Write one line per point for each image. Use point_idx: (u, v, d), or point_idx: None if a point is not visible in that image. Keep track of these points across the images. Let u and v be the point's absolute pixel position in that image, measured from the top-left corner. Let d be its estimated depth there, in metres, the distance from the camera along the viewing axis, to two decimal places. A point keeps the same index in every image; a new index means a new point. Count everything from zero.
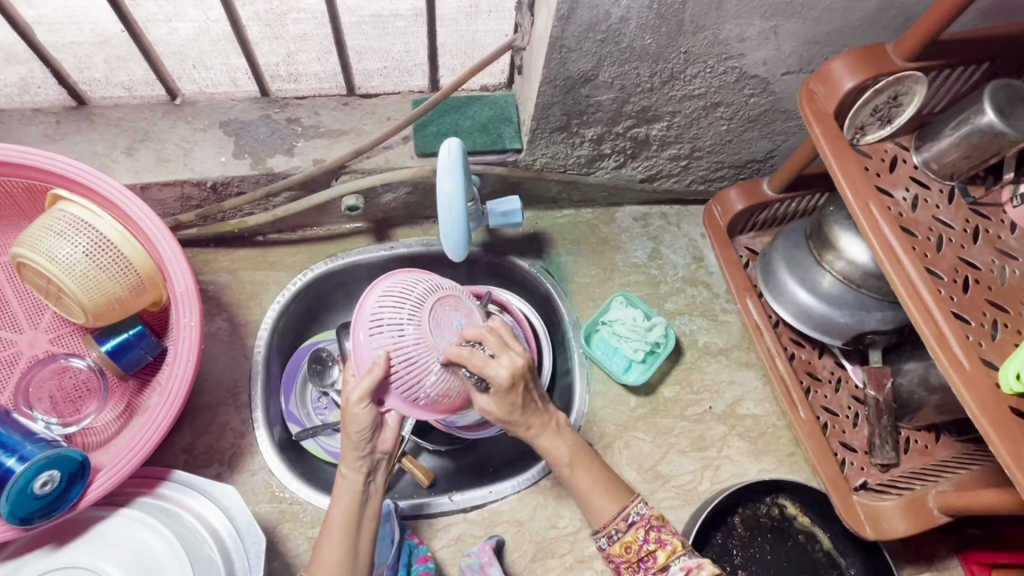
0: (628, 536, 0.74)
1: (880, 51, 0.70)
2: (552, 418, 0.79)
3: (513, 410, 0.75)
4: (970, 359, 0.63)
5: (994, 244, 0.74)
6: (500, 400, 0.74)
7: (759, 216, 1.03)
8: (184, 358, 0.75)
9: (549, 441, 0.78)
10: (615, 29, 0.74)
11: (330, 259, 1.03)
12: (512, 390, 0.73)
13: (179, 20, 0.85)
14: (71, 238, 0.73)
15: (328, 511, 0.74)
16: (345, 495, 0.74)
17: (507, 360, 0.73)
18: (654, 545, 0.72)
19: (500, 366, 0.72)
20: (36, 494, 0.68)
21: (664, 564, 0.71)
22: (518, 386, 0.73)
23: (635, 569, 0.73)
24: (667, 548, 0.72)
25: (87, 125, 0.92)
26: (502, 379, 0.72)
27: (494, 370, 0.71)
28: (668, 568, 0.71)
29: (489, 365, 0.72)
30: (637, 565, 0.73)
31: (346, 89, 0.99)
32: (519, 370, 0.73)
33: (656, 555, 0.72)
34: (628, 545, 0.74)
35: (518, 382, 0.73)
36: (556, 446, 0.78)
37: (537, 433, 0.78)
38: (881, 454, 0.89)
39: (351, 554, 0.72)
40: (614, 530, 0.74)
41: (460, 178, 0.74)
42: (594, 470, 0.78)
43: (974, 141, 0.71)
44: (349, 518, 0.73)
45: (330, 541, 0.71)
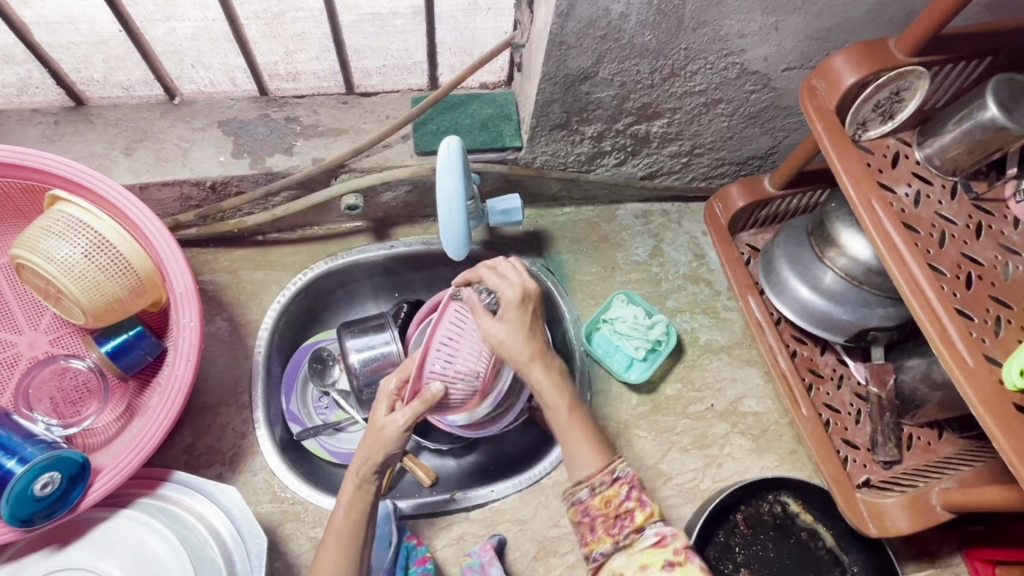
0: (610, 490, 0.67)
1: (881, 47, 0.70)
2: (556, 362, 0.75)
3: (521, 333, 0.73)
4: (973, 356, 0.63)
5: (998, 240, 0.73)
6: (509, 320, 0.74)
7: (762, 212, 1.03)
8: (185, 358, 0.75)
9: (544, 381, 0.73)
10: (615, 26, 0.73)
11: (329, 259, 1.02)
12: (520, 310, 0.74)
13: (178, 19, 0.84)
14: (70, 238, 0.73)
15: (333, 516, 0.73)
16: (352, 503, 0.73)
17: (518, 280, 0.76)
18: (635, 504, 0.66)
19: (511, 285, 0.76)
20: (35, 496, 0.68)
21: (640, 526, 0.65)
22: (527, 305, 0.75)
23: (609, 526, 0.66)
24: (645, 510, 0.66)
25: (85, 126, 0.92)
26: (509, 295, 0.75)
27: (508, 286, 0.76)
28: (642, 531, 0.65)
29: (504, 279, 0.77)
30: (612, 522, 0.66)
31: (344, 87, 0.99)
32: (529, 293, 0.76)
33: (633, 515, 0.66)
34: (607, 501, 0.67)
35: (529, 302, 0.75)
36: (551, 388, 0.73)
37: (538, 368, 0.73)
38: (884, 451, 0.89)
39: (353, 558, 0.71)
40: (598, 482, 0.68)
41: (460, 176, 0.74)
42: (588, 424, 0.72)
43: (977, 137, 0.70)
44: (345, 529, 0.72)
45: (332, 550, 0.71)
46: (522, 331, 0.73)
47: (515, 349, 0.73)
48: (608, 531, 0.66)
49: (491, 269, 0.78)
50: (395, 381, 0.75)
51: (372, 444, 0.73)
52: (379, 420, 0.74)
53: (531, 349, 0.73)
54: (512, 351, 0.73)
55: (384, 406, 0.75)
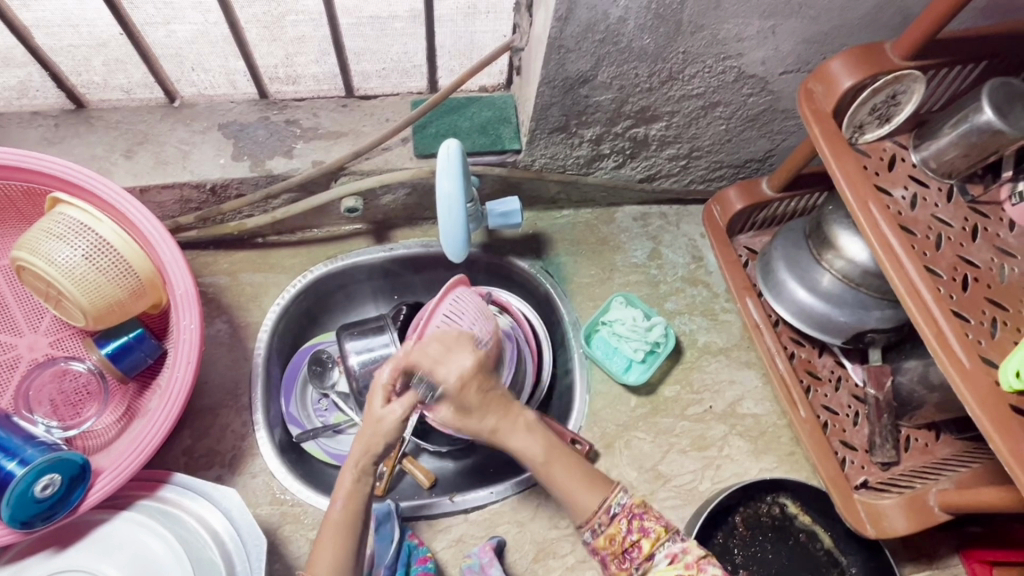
0: (611, 528, 0.70)
1: (878, 50, 0.70)
2: (523, 415, 0.79)
3: (470, 412, 0.77)
4: (969, 357, 0.63)
5: (994, 242, 0.74)
6: (455, 407, 0.76)
7: (759, 215, 1.03)
8: (185, 360, 0.75)
9: (520, 440, 0.77)
10: (614, 30, 0.74)
11: (329, 261, 1.03)
12: (463, 395, 0.76)
13: (178, 22, 0.85)
14: (70, 240, 0.73)
15: (328, 511, 0.71)
16: (347, 496, 0.71)
17: (455, 363, 0.76)
18: (638, 534, 0.69)
19: (449, 372, 0.75)
20: (36, 498, 0.68)
21: (649, 553, 0.68)
22: (468, 386, 0.76)
23: (619, 561, 0.70)
24: (650, 536, 0.68)
25: (85, 128, 0.92)
26: (449, 380, 0.75)
27: (444, 371, 0.76)
28: (653, 556, 0.68)
29: (441, 367, 0.76)
30: (621, 556, 0.70)
31: (344, 90, 1.00)
32: (472, 369, 0.77)
33: (640, 544, 0.68)
34: (611, 538, 0.70)
35: (470, 383, 0.76)
36: (529, 445, 0.77)
37: (507, 432, 0.77)
38: (881, 452, 0.89)
39: (350, 553, 0.70)
40: (597, 523, 0.71)
41: (460, 179, 0.74)
42: (574, 461, 0.76)
43: (972, 140, 0.71)
44: (344, 521, 0.70)
45: (327, 543, 0.69)
46: (469, 411, 0.77)
47: (477, 425, 0.77)
48: (620, 565, 0.69)
49: (421, 355, 0.76)
50: (389, 372, 0.74)
51: (370, 437, 0.72)
52: (376, 411, 0.73)
53: (487, 416, 0.77)
54: (475, 428, 0.78)
55: (379, 397, 0.74)
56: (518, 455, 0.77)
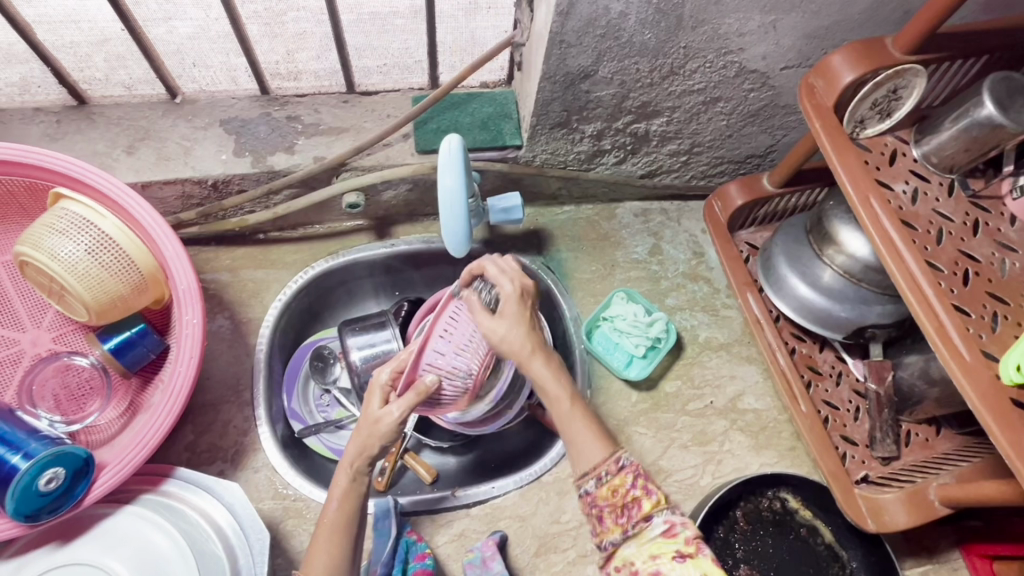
0: (616, 480, 0.68)
1: (879, 45, 0.70)
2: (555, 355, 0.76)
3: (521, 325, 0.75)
4: (970, 351, 0.63)
5: (994, 236, 0.74)
6: (510, 313, 0.75)
7: (760, 211, 1.04)
8: (187, 356, 0.76)
9: (547, 373, 0.74)
10: (615, 25, 0.74)
11: (330, 257, 1.03)
12: (518, 305, 0.75)
13: (179, 18, 0.85)
14: (73, 236, 0.73)
15: (324, 509, 0.72)
16: (343, 496, 0.72)
17: (515, 276, 0.77)
18: (641, 492, 0.67)
19: (508, 279, 0.77)
20: (40, 491, 0.68)
21: (648, 514, 0.66)
22: (525, 301, 0.76)
23: (617, 516, 0.67)
24: (652, 498, 0.67)
25: (87, 124, 0.92)
26: (509, 289, 0.76)
27: (507, 280, 0.77)
28: (651, 518, 0.66)
29: (503, 274, 0.77)
30: (620, 511, 0.67)
31: (345, 86, 1.00)
32: (527, 289, 0.77)
33: (640, 503, 0.67)
34: (615, 489, 0.67)
35: (525, 297, 0.77)
36: (555, 382, 0.74)
37: (540, 361, 0.74)
38: (882, 447, 0.89)
39: (345, 551, 0.70)
40: (604, 472, 0.68)
41: (461, 174, 0.74)
42: (590, 415, 0.74)
43: (973, 135, 0.71)
44: (339, 520, 0.71)
45: (322, 541, 0.70)
46: (522, 322, 0.75)
47: (515, 344, 0.74)
48: (616, 520, 0.67)
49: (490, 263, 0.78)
50: (389, 372, 0.75)
51: (367, 435, 0.72)
52: (373, 411, 0.73)
53: (531, 337, 0.75)
54: (512, 347, 0.74)
55: (378, 397, 0.74)
56: (540, 387, 0.74)
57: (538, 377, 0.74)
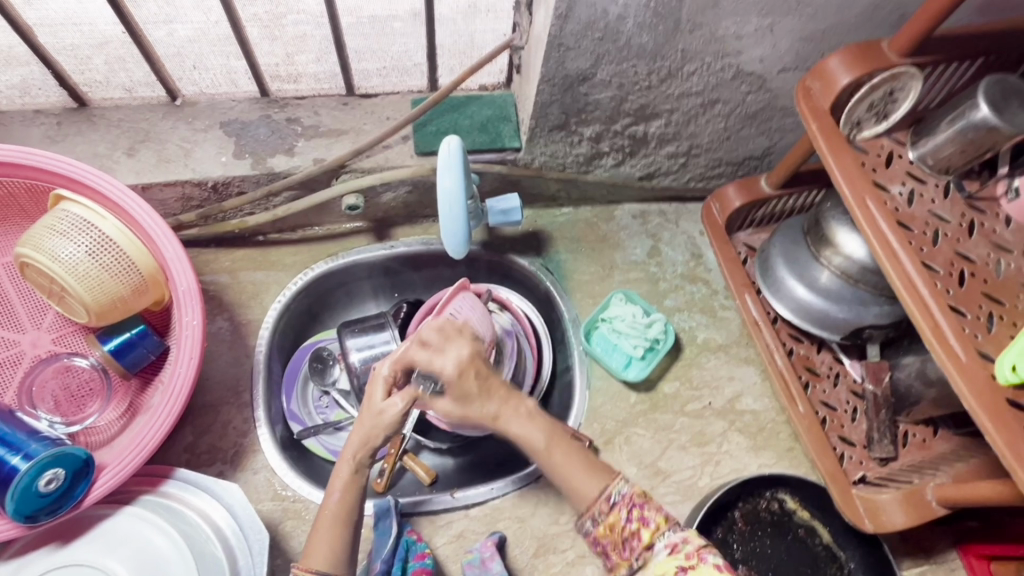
0: (610, 517, 0.67)
1: (875, 48, 0.71)
2: (524, 403, 0.76)
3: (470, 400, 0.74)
4: (966, 351, 0.64)
5: (990, 237, 0.74)
6: (456, 396, 0.74)
7: (758, 213, 1.04)
8: (187, 356, 0.76)
9: (521, 427, 0.74)
10: (613, 28, 0.74)
11: (330, 258, 1.03)
12: (462, 384, 0.74)
13: (179, 21, 0.85)
14: (74, 237, 0.74)
15: (324, 502, 0.72)
16: (345, 488, 0.72)
17: (454, 352, 0.75)
18: (637, 524, 0.66)
19: (446, 360, 0.74)
20: (40, 492, 0.68)
21: (648, 543, 0.64)
22: (467, 375, 0.75)
23: (620, 551, 0.66)
24: (650, 526, 0.65)
25: (88, 126, 0.92)
26: (448, 372, 0.74)
27: (444, 361, 0.74)
28: (653, 547, 0.64)
29: (437, 359, 0.74)
30: (621, 546, 0.66)
31: (345, 89, 1.00)
32: (467, 359, 0.75)
33: (639, 534, 0.65)
34: (611, 527, 0.67)
35: (468, 370, 0.75)
36: (530, 432, 0.74)
37: (508, 418, 0.74)
38: (879, 448, 0.90)
39: (345, 546, 0.70)
40: (597, 512, 0.68)
41: (460, 175, 0.75)
42: (575, 449, 0.73)
43: (969, 137, 0.72)
44: (341, 511, 0.71)
45: (323, 534, 0.70)
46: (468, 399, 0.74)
47: (478, 412, 0.75)
48: (621, 555, 0.66)
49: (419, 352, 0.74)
50: (389, 366, 0.74)
51: (370, 427, 0.72)
52: (375, 405, 0.73)
53: (489, 396, 0.75)
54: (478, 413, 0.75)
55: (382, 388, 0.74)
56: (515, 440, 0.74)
57: (516, 433, 0.74)
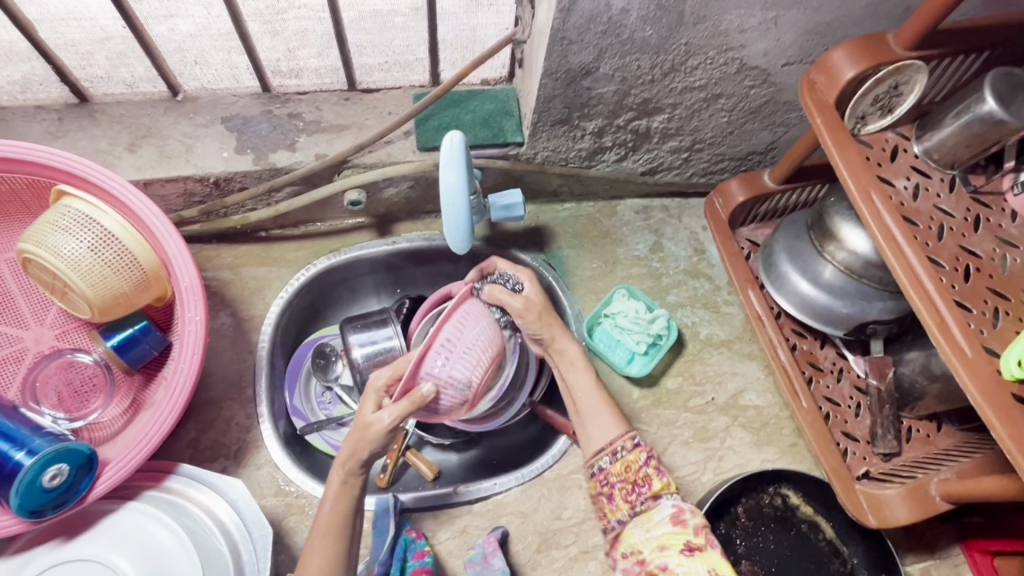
0: (630, 457, 0.75)
1: (880, 40, 0.71)
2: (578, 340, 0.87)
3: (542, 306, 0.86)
4: (972, 347, 0.64)
5: (995, 232, 0.74)
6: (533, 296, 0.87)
7: (761, 208, 1.04)
8: (190, 352, 0.76)
9: (575, 351, 0.85)
10: (616, 21, 0.74)
11: (332, 254, 1.03)
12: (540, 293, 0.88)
13: (181, 16, 0.85)
14: (76, 233, 0.74)
15: (318, 513, 0.73)
16: (338, 499, 0.73)
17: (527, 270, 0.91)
18: (652, 472, 0.74)
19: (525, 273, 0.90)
20: (44, 487, 0.68)
21: (656, 493, 0.73)
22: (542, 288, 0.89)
23: (627, 493, 0.74)
24: (661, 479, 0.73)
25: (89, 122, 0.92)
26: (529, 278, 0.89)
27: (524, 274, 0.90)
28: (658, 498, 0.73)
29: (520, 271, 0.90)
30: (630, 488, 0.74)
31: (346, 84, 1.00)
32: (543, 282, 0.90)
33: (651, 482, 0.73)
34: (628, 466, 0.75)
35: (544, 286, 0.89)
36: (580, 359, 0.84)
37: (564, 342, 0.85)
38: (883, 443, 0.89)
39: (343, 553, 0.71)
40: (619, 449, 0.76)
41: (463, 170, 0.74)
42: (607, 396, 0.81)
43: (974, 130, 0.71)
44: (335, 520, 0.72)
45: (319, 544, 0.71)
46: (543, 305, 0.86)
47: (545, 322, 0.85)
48: (626, 497, 0.74)
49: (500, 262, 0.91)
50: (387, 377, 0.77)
51: (360, 440, 0.72)
52: (366, 416, 0.73)
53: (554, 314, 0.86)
54: (544, 324, 0.85)
55: (371, 407, 0.75)
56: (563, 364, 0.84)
57: (569, 354, 0.85)
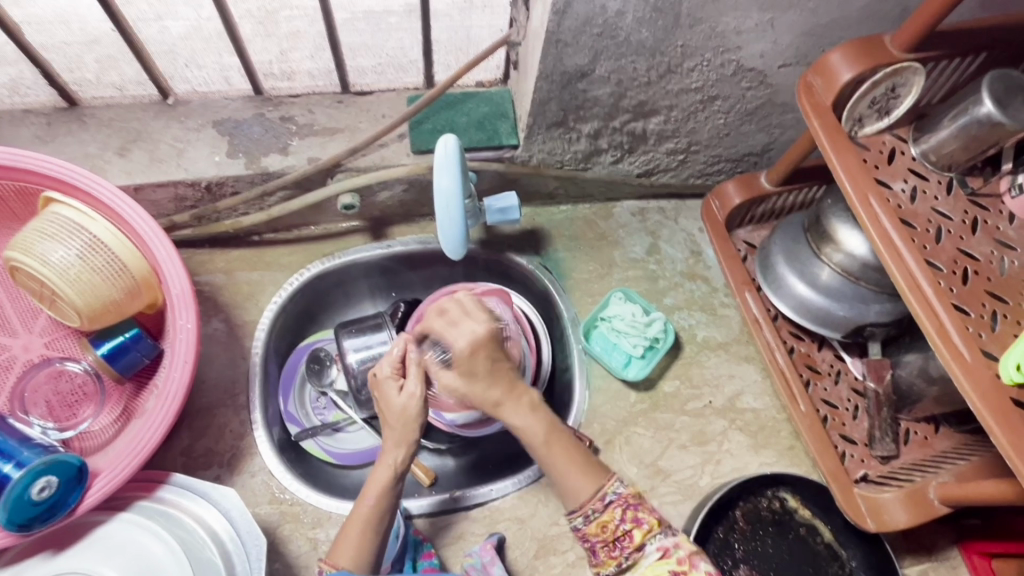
0: (604, 515, 0.69)
1: (877, 43, 0.70)
2: (526, 395, 0.76)
3: (476, 379, 0.74)
4: (970, 350, 0.63)
5: (993, 235, 0.73)
6: (461, 374, 0.74)
7: (758, 209, 1.03)
8: (182, 360, 0.75)
9: (522, 419, 0.74)
10: (612, 23, 0.73)
11: (326, 258, 1.02)
12: (472, 361, 0.73)
13: (170, 18, 0.84)
14: (65, 240, 0.73)
15: (358, 500, 0.75)
16: (378, 492, 0.75)
17: (467, 328, 0.74)
18: (631, 525, 0.68)
19: (461, 335, 0.74)
20: (32, 500, 0.67)
21: (640, 544, 0.67)
22: (479, 352, 0.73)
23: (610, 549, 0.68)
24: (643, 527, 0.67)
25: (77, 126, 0.91)
26: (460, 347, 0.73)
27: (455, 336, 0.74)
28: (644, 547, 0.67)
29: (451, 331, 0.75)
30: (612, 544, 0.68)
31: (340, 86, 0.98)
32: (480, 337, 0.74)
33: (631, 535, 0.67)
34: (604, 525, 0.69)
35: (480, 349, 0.73)
36: (530, 424, 0.74)
37: (509, 410, 0.75)
38: (881, 446, 0.89)
39: (371, 548, 0.73)
40: (591, 509, 0.69)
41: (457, 174, 0.74)
42: (572, 448, 0.74)
43: (973, 133, 0.71)
44: (373, 517, 0.74)
45: (351, 534, 0.73)
46: (479, 380, 0.74)
47: (482, 395, 0.74)
48: (610, 553, 0.68)
49: (457, 306, 0.78)
50: (390, 365, 0.79)
51: (400, 426, 0.77)
52: (394, 402, 0.77)
53: (496, 384, 0.74)
54: (483, 398, 0.74)
55: (390, 387, 0.78)
56: (517, 432, 0.75)
57: (515, 424, 0.75)
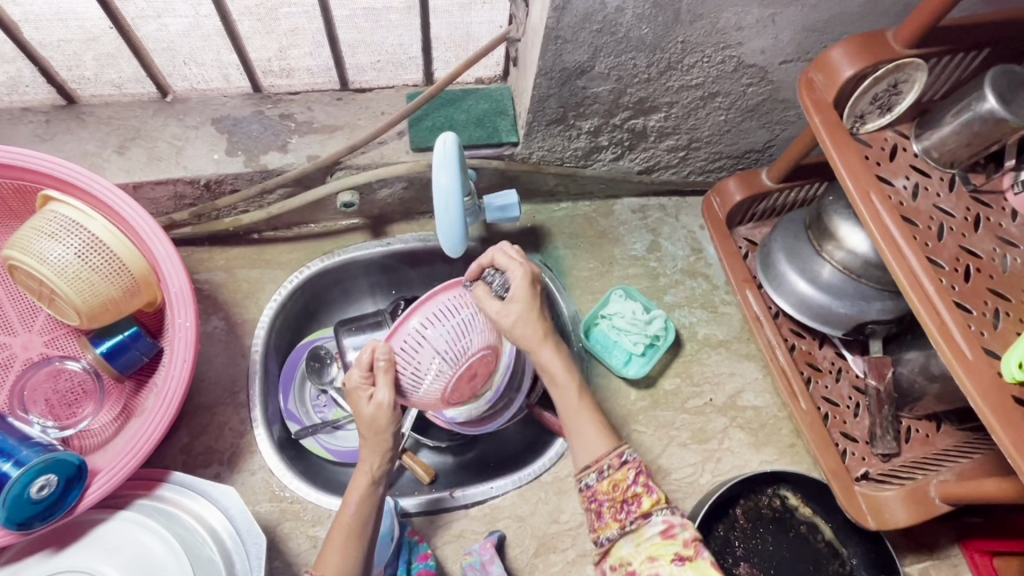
0: (618, 474, 0.70)
1: (879, 38, 0.70)
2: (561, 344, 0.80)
3: (530, 310, 0.78)
4: (972, 349, 0.63)
5: (996, 232, 0.73)
6: (517, 301, 0.77)
7: (758, 206, 1.03)
8: (181, 358, 0.75)
9: (557, 363, 0.78)
10: (611, 20, 0.73)
11: (325, 256, 1.02)
12: (529, 292, 0.78)
13: (168, 15, 0.82)
14: (62, 239, 0.72)
15: (341, 509, 0.75)
16: (360, 500, 0.75)
17: (523, 263, 0.80)
18: (641, 489, 0.68)
19: (517, 268, 0.79)
20: (31, 499, 0.68)
21: (646, 511, 0.67)
22: (535, 286, 0.79)
23: (616, 511, 0.69)
24: (651, 496, 0.68)
25: (76, 124, 0.91)
26: (520, 274, 0.78)
27: (517, 267, 0.79)
28: (649, 517, 0.67)
29: (508, 265, 0.79)
30: (619, 506, 0.69)
31: (339, 83, 0.98)
32: (535, 275, 0.80)
33: (640, 499, 0.68)
34: (615, 484, 0.70)
35: (536, 285, 0.79)
36: (562, 368, 0.77)
37: (547, 349, 0.78)
38: (882, 444, 0.89)
39: (357, 556, 0.73)
40: (606, 466, 0.71)
41: (456, 171, 0.73)
42: (596, 403, 0.78)
43: (975, 129, 0.70)
44: (356, 524, 0.74)
45: (335, 544, 0.73)
46: (531, 312, 0.78)
47: (527, 329, 0.77)
48: (615, 515, 0.69)
49: (500, 252, 0.81)
50: (358, 373, 0.76)
51: (374, 435, 0.76)
52: (363, 412, 0.76)
53: (538, 323, 0.78)
54: (524, 333, 0.77)
55: (360, 397, 0.76)
56: (549, 375, 0.78)
57: (547, 365, 0.78)
